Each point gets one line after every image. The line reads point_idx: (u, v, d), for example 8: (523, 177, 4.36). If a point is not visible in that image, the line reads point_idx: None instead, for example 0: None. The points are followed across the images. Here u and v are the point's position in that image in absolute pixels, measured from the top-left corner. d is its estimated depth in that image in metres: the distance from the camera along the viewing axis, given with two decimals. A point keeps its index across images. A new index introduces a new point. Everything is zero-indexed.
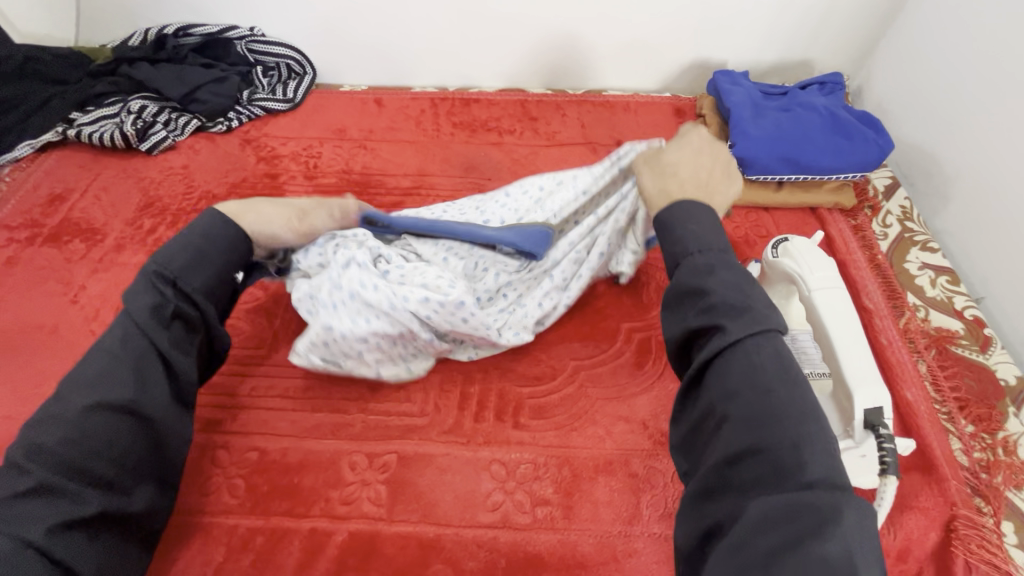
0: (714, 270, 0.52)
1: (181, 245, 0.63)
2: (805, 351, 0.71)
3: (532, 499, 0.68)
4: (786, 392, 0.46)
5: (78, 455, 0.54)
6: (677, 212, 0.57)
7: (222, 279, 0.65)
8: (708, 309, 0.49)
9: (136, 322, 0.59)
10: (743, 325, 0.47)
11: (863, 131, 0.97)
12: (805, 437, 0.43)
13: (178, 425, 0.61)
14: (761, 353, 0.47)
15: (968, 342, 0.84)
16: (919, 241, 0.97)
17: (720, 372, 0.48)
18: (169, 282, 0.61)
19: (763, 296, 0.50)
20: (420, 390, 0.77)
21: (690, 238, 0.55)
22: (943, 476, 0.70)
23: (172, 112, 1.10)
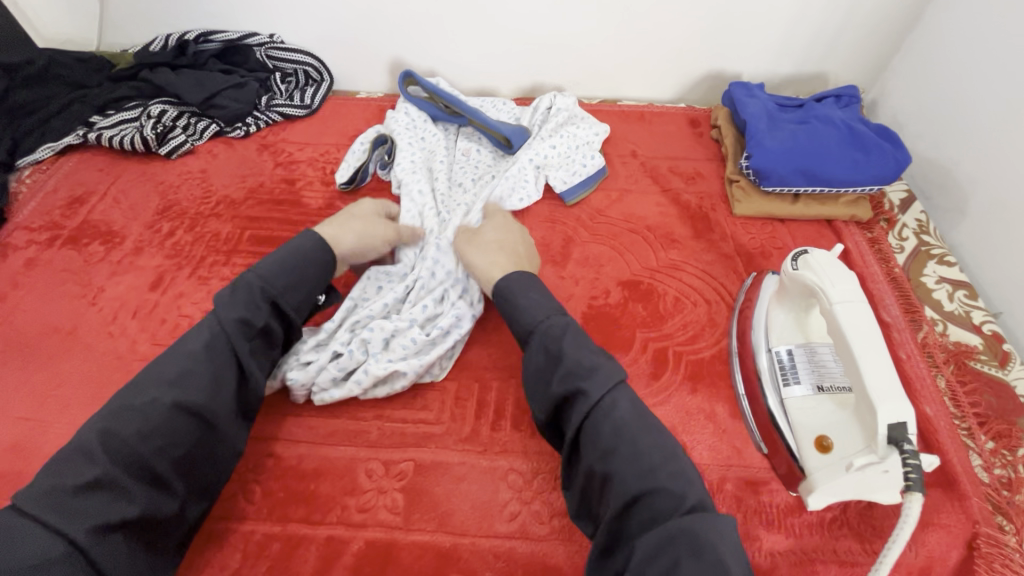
0: (564, 334, 0.64)
1: (276, 261, 0.70)
2: (824, 364, 0.73)
3: (550, 510, 0.68)
4: (650, 443, 0.57)
5: (149, 449, 0.56)
6: (521, 282, 0.70)
7: (304, 293, 0.71)
8: (565, 375, 0.60)
9: (224, 329, 0.64)
10: (598, 385, 0.59)
11: (881, 144, 0.97)
12: (664, 476, 0.54)
13: (236, 435, 0.64)
14: (618, 410, 0.58)
15: (986, 357, 0.83)
16: (936, 255, 0.97)
17: (591, 434, 0.58)
18: (265, 297, 0.67)
19: (610, 360, 0.62)
20: (436, 397, 0.77)
21: (532, 308, 0.67)
22: (964, 493, 0.69)
23: (191, 117, 1.11)
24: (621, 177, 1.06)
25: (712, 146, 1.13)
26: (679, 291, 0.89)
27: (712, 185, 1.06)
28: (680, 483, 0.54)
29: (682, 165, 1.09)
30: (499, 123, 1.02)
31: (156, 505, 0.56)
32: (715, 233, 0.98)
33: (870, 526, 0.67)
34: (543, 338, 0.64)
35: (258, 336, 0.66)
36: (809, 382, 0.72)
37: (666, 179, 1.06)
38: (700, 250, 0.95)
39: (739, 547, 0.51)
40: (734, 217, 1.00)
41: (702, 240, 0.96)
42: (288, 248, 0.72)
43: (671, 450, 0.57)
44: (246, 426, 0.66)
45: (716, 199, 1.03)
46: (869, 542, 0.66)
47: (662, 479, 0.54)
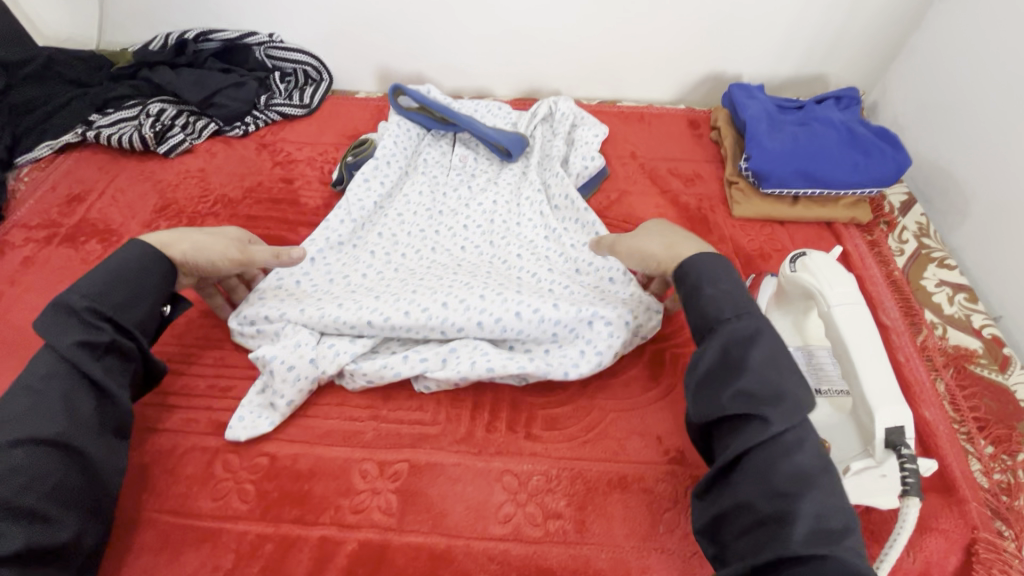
0: (755, 340, 0.57)
1: (104, 276, 0.65)
2: (822, 367, 0.72)
3: (544, 512, 0.67)
4: (828, 495, 0.51)
5: (13, 490, 0.53)
6: (705, 270, 0.64)
7: (141, 303, 0.66)
8: (748, 395, 0.55)
9: (61, 357, 0.60)
10: (782, 418, 0.53)
11: (881, 146, 0.96)
12: (842, 542, 0.49)
13: (111, 453, 0.62)
14: (801, 452, 0.52)
15: (986, 361, 0.83)
16: (936, 257, 0.96)
17: (762, 468, 0.53)
18: (102, 315, 0.63)
19: (799, 382, 0.56)
20: (432, 398, 0.77)
21: (717, 302, 0.61)
22: (963, 497, 0.68)
23: (190, 116, 1.11)
24: (619, 179, 1.06)
25: (712, 147, 1.13)
26: None
27: (711, 186, 1.05)
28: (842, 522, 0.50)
29: (681, 166, 1.09)
30: (498, 133, 1.00)
31: (45, 540, 0.54)
32: (714, 235, 0.97)
33: (867, 530, 0.66)
34: (727, 339, 0.58)
35: (109, 353, 0.64)
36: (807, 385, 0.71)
37: (665, 180, 1.06)
38: None
39: None
40: (733, 219, 1.00)
41: None
42: (120, 258, 0.67)
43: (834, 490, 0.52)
44: (121, 441, 0.64)
45: (715, 201, 1.03)
46: (866, 547, 0.65)
47: (835, 527, 0.50)
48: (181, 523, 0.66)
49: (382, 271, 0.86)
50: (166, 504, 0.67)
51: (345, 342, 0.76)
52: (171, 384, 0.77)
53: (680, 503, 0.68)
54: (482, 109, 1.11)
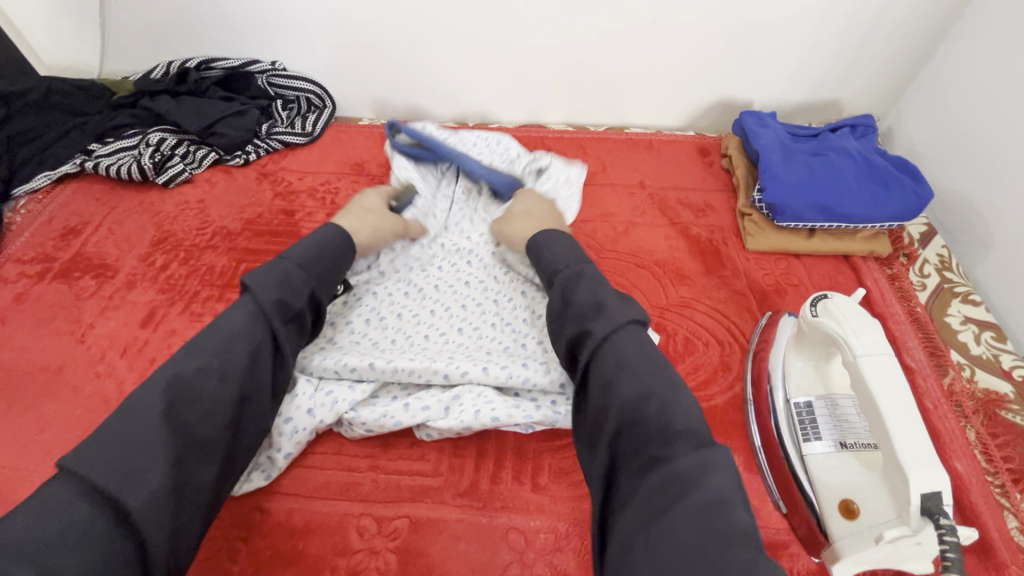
0: (581, 279, 0.66)
1: (306, 247, 0.71)
2: (847, 419, 0.68)
3: (552, 573, 0.63)
4: (656, 373, 0.56)
5: (195, 416, 0.53)
6: (546, 241, 0.75)
7: (329, 280, 0.72)
8: (577, 316, 0.62)
9: (262, 307, 0.62)
10: (603, 324, 0.60)
11: (900, 178, 0.93)
12: (659, 406, 0.53)
13: (268, 417, 0.62)
14: (624, 346, 0.58)
15: (1017, 407, 0.79)
16: (960, 293, 0.92)
17: (598, 366, 0.58)
18: (305, 285, 0.67)
19: (624, 301, 0.63)
20: (434, 447, 0.73)
21: (558, 258, 0.71)
22: (1002, 561, 0.64)
23: (190, 145, 1.09)
24: (627, 209, 1.03)
25: (722, 176, 1.10)
26: (689, 332, 0.85)
27: (723, 217, 1.02)
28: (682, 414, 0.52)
29: (692, 196, 1.06)
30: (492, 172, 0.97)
31: (189, 486, 0.51)
32: (727, 268, 0.94)
33: None
34: (563, 283, 0.68)
35: (293, 321, 0.65)
36: (831, 438, 0.67)
37: (675, 210, 1.03)
38: (711, 286, 0.92)
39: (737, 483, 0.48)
40: (747, 252, 0.97)
41: (713, 276, 0.93)
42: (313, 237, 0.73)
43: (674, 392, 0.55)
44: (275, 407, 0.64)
45: (727, 232, 1.00)
46: None
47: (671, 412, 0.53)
48: None
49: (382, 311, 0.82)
50: None
51: (344, 388, 0.72)
52: None
53: None
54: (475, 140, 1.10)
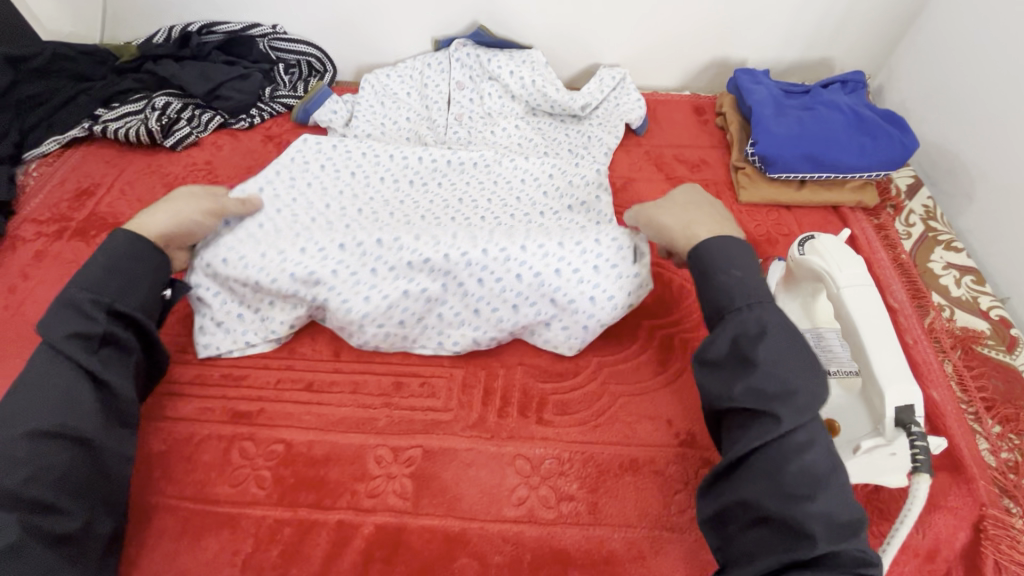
0: (768, 339, 0.57)
1: (94, 268, 0.65)
2: (831, 348, 0.72)
3: (557, 494, 0.68)
4: (840, 496, 0.52)
5: (17, 479, 0.54)
6: (718, 256, 0.63)
7: (146, 285, 0.67)
8: (764, 393, 0.55)
9: (56, 348, 0.60)
10: (795, 416, 0.54)
11: (888, 129, 0.96)
12: (847, 532, 0.51)
13: (121, 443, 0.63)
14: (811, 450, 0.53)
15: (992, 342, 0.83)
16: (943, 240, 0.96)
17: (776, 468, 0.53)
18: (102, 306, 0.63)
19: (811, 386, 0.56)
20: (444, 385, 0.77)
21: (737, 296, 0.60)
22: (971, 476, 0.68)
23: (195, 109, 1.11)
24: (624, 166, 1.06)
25: (717, 133, 1.13)
26: (684, 280, 0.89)
27: (717, 172, 1.05)
28: (860, 543, 0.50)
29: (687, 152, 1.09)
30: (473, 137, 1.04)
31: (51, 524, 0.55)
32: None
33: (876, 509, 0.67)
34: (741, 334, 0.58)
35: (106, 345, 0.64)
36: None
37: (670, 167, 1.06)
38: None
39: None
40: (739, 205, 1.00)
41: None
42: (108, 247, 0.66)
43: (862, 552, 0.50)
44: (127, 430, 0.65)
45: (721, 186, 1.03)
46: (875, 525, 0.66)
47: (849, 544, 0.50)
48: (199, 508, 0.67)
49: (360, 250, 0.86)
50: (186, 491, 0.68)
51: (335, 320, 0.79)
52: (186, 374, 0.78)
53: (689, 484, 0.69)
54: (452, 85, 1.12)
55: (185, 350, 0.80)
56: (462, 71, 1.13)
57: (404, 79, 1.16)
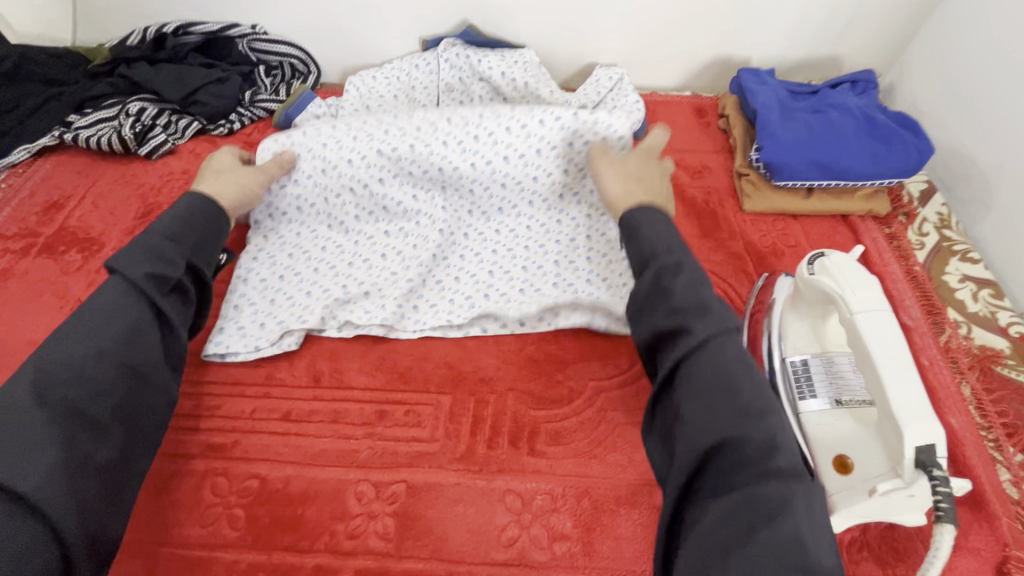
0: (680, 270, 0.61)
1: (170, 219, 0.71)
2: (843, 375, 0.67)
3: (550, 533, 0.64)
4: (760, 403, 0.52)
5: (80, 395, 0.56)
6: (643, 218, 0.68)
7: (207, 247, 0.73)
8: (673, 310, 0.59)
9: (132, 281, 0.63)
10: (707, 326, 0.56)
11: (901, 134, 0.90)
12: (758, 422, 0.51)
13: (169, 386, 0.65)
14: (725, 354, 0.55)
15: (1013, 362, 0.79)
16: (958, 251, 0.91)
17: (689, 372, 0.55)
18: (177, 255, 0.68)
19: (725, 309, 0.59)
20: (429, 414, 0.73)
21: (653, 240, 0.66)
22: (993, 512, 0.64)
23: (172, 115, 1.06)
24: None
25: (719, 137, 1.07)
26: None
27: (720, 178, 1.00)
28: (766, 428, 0.50)
29: (688, 157, 1.04)
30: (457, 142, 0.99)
31: (93, 451, 0.56)
32: (723, 231, 0.92)
33: (891, 549, 0.62)
34: (659, 270, 0.62)
35: (174, 291, 0.67)
36: (827, 395, 0.67)
37: (671, 173, 1.01)
38: (707, 249, 0.90)
39: (819, 523, 0.46)
40: (743, 214, 0.95)
41: (708, 239, 0.92)
42: (183, 205, 0.73)
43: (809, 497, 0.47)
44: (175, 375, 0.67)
45: (724, 193, 0.98)
46: (891, 567, 0.61)
47: (796, 495, 0.47)
48: (169, 552, 0.63)
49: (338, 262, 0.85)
50: (155, 532, 0.64)
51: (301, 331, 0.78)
52: None
53: None
54: (441, 87, 1.07)
55: None
56: (451, 72, 1.07)
57: (390, 80, 1.10)
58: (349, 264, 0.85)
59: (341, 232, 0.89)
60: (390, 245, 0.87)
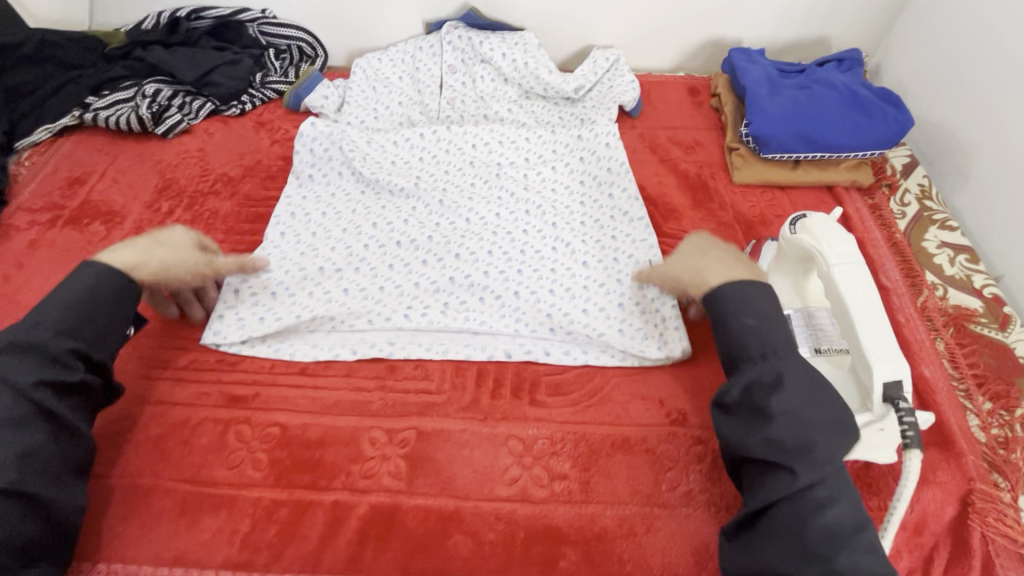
0: (779, 383, 0.59)
1: (60, 304, 0.65)
2: (822, 327, 0.72)
3: (550, 473, 0.69)
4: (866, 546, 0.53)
5: None
6: (732, 304, 0.66)
7: (114, 331, 0.68)
8: (777, 445, 0.57)
9: (52, 366, 0.62)
10: (809, 469, 0.55)
11: (882, 108, 0.95)
12: None
13: (74, 494, 0.62)
14: (832, 508, 0.54)
15: (986, 320, 0.83)
16: (938, 219, 0.96)
17: (793, 528, 0.54)
18: (70, 351, 0.63)
19: (831, 434, 0.57)
20: (438, 367, 0.78)
21: (749, 336, 0.63)
22: (961, 451, 0.69)
23: (186, 96, 1.11)
24: None
25: (712, 114, 1.12)
26: None
27: (712, 154, 1.05)
28: None
29: (682, 134, 1.08)
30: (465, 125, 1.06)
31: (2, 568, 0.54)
32: (714, 202, 0.97)
33: (864, 484, 0.68)
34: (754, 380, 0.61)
35: (71, 394, 0.64)
36: (807, 345, 0.71)
37: (664, 148, 1.06)
38: (699, 219, 0.95)
39: None
40: (733, 185, 1.00)
41: (700, 209, 0.96)
42: (78, 286, 0.66)
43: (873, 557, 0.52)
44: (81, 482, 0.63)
45: (716, 167, 1.03)
46: (865, 500, 0.67)
47: None
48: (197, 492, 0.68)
49: (360, 240, 0.89)
50: (184, 473, 0.69)
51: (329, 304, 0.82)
52: (182, 360, 0.78)
53: (681, 463, 0.70)
54: (444, 68, 1.11)
55: (181, 333, 0.81)
56: (454, 54, 1.12)
57: (395, 62, 1.14)
58: (372, 242, 0.89)
59: (363, 211, 0.94)
60: (407, 225, 0.91)
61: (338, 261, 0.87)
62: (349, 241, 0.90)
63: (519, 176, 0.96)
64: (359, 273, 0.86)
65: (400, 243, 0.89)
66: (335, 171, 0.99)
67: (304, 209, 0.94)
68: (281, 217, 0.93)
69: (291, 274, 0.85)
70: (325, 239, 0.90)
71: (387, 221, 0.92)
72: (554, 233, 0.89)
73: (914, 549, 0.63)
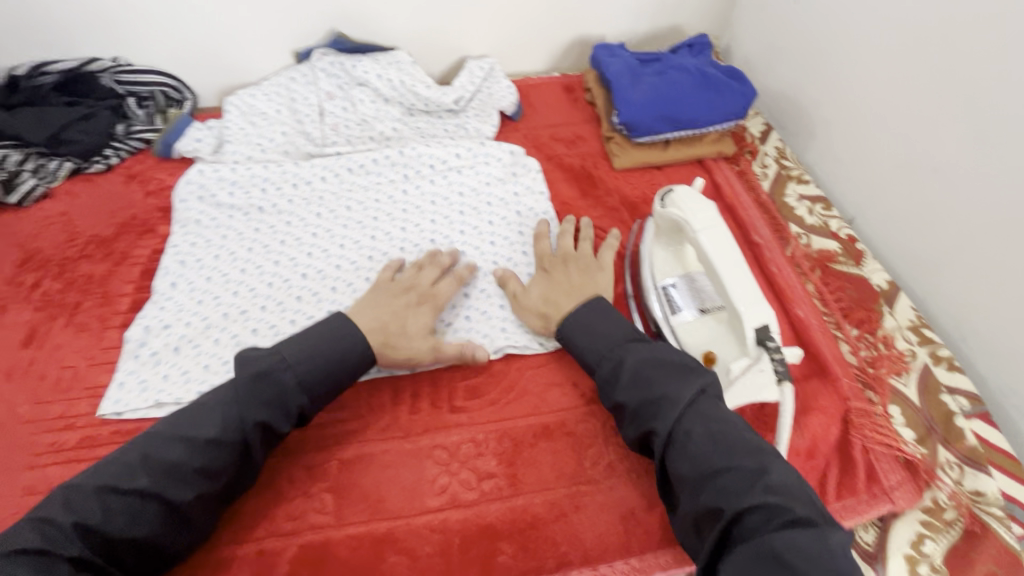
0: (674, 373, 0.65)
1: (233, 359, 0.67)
2: (703, 289, 0.79)
3: (477, 475, 0.70)
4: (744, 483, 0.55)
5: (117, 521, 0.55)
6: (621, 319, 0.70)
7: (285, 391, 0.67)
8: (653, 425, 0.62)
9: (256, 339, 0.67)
10: (679, 423, 0.61)
11: (729, 84, 1.05)
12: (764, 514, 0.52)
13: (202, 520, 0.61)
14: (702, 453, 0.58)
15: (845, 259, 0.93)
16: (795, 176, 1.07)
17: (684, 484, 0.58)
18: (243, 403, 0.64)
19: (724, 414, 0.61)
20: (350, 395, 0.76)
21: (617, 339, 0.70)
22: (835, 376, 0.78)
23: (40, 158, 1.02)
24: None
25: (587, 108, 1.18)
26: None
27: (593, 145, 1.11)
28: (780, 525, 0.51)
29: (562, 131, 1.14)
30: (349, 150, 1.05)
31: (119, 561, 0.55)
32: (600, 189, 1.03)
33: (762, 425, 0.74)
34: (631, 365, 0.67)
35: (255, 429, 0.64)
36: (692, 307, 0.78)
37: (548, 146, 1.10)
38: (587, 207, 1.00)
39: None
40: (616, 171, 1.06)
41: (587, 198, 1.01)
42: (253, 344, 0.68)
43: (825, 541, 0.49)
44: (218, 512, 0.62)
45: (597, 157, 1.09)
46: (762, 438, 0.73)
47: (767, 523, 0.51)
48: None
49: (263, 278, 0.88)
50: None
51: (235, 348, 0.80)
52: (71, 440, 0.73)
53: (599, 438, 0.73)
54: (322, 96, 1.10)
55: (70, 413, 0.76)
56: (329, 81, 1.11)
57: (270, 97, 1.12)
58: (276, 278, 0.88)
59: (261, 248, 0.92)
60: (309, 257, 0.90)
61: (244, 302, 0.85)
62: (250, 280, 0.87)
63: (416, 193, 0.98)
64: (267, 312, 0.84)
65: (307, 274, 0.88)
66: (226, 215, 0.96)
67: (194, 258, 0.90)
68: (169, 269, 0.89)
69: (192, 326, 0.83)
70: (224, 285, 0.87)
71: (288, 255, 0.90)
72: (459, 240, 0.92)
73: (808, 470, 0.71)
